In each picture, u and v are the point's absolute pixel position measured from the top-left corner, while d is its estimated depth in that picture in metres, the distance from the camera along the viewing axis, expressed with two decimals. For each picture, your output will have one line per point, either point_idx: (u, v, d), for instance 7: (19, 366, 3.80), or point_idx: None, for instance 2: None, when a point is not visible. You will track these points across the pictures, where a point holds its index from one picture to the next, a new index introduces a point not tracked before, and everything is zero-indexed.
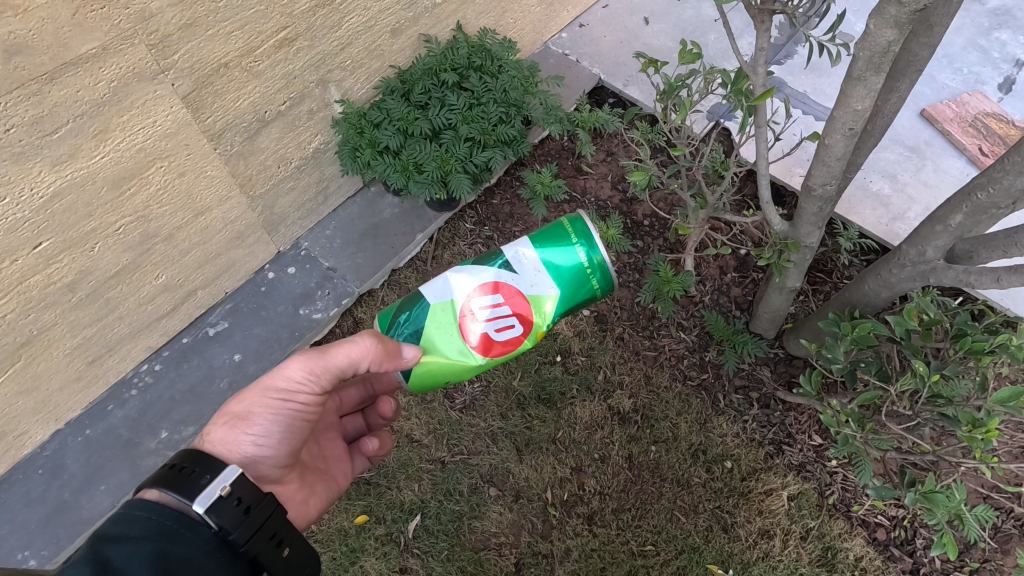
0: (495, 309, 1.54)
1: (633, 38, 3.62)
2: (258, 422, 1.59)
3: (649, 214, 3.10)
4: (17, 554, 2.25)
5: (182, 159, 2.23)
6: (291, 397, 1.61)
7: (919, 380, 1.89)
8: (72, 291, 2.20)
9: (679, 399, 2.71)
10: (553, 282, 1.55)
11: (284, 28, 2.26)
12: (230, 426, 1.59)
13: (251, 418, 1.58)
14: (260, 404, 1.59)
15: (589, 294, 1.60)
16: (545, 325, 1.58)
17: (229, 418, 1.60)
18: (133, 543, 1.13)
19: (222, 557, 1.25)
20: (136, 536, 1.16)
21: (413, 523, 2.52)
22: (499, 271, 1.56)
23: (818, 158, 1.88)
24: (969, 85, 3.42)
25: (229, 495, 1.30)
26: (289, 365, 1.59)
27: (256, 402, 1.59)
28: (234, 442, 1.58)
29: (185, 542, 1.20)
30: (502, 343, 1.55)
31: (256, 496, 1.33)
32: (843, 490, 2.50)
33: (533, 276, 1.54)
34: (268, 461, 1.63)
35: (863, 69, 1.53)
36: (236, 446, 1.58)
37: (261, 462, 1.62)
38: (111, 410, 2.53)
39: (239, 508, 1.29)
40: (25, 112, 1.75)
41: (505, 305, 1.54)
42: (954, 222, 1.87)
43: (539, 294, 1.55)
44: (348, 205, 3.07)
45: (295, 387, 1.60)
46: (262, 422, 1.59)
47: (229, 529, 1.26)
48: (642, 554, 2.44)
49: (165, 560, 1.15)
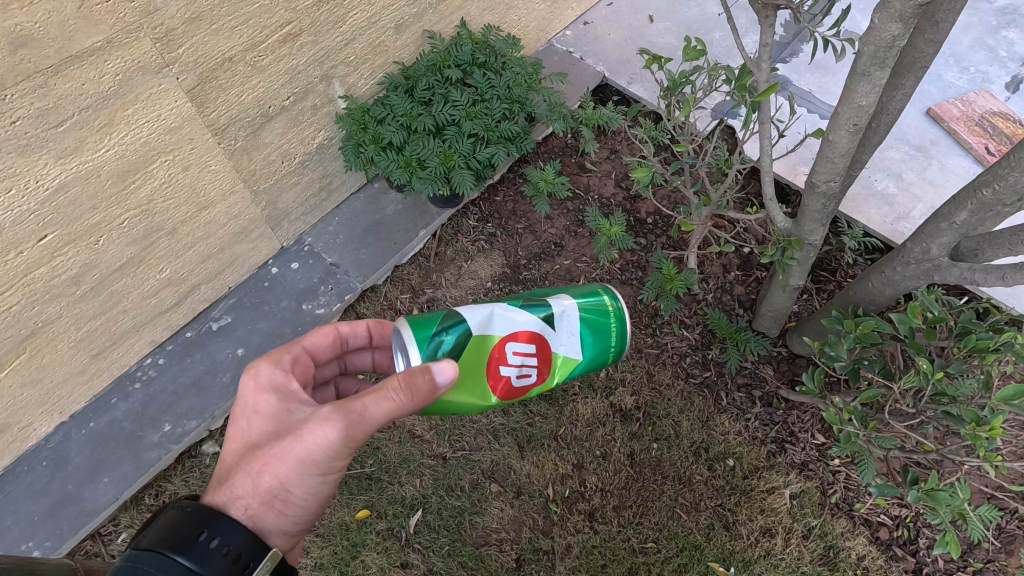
0: (524, 358, 1.53)
1: (637, 35, 3.61)
2: (291, 493, 1.39)
3: (653, 212, 3.10)
4: (21, 546, 2.26)
5: (186, 153, 2.24)
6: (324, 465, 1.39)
7: (922, 378, 1.88)
8: (77, 284, 2.21)
9: (681, 396, 2.70)
10: (582, 342, 1.60)
11: (289, 22, 2.27)
12: (266, 504, 1.38)
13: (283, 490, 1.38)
14: (292, 475, 1.37)
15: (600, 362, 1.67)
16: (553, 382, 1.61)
17: (254, 491, 1.37)
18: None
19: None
20: None
21: (415, 518, 2.52)
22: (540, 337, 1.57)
23: (822, 154, 1.87)
24: (975, 84, 3.40)
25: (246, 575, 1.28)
26: (321, 431, 1.32)
27: (291, 474, 1.37)
28: (271, 517, 1.40)
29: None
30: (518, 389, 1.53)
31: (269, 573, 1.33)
32: (846, 489, 2.49)
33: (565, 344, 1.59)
34: (294, 526, 1.47)
35: (867, 65, 1.52)
36: (276, 517, 1.41)
37: (298, 520, 1.48)
38: (115, 403, 2.54)
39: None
40: (30, 105, 1.76)
41: (536, 354, 1.54)
42: (959, 220, 1.86)
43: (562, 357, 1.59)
44: (351, 201, 3.08)
45: (332, 454, 1.36)
46: (294, 493, 1.39)
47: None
48: (643, 551, 2.43)
49: None
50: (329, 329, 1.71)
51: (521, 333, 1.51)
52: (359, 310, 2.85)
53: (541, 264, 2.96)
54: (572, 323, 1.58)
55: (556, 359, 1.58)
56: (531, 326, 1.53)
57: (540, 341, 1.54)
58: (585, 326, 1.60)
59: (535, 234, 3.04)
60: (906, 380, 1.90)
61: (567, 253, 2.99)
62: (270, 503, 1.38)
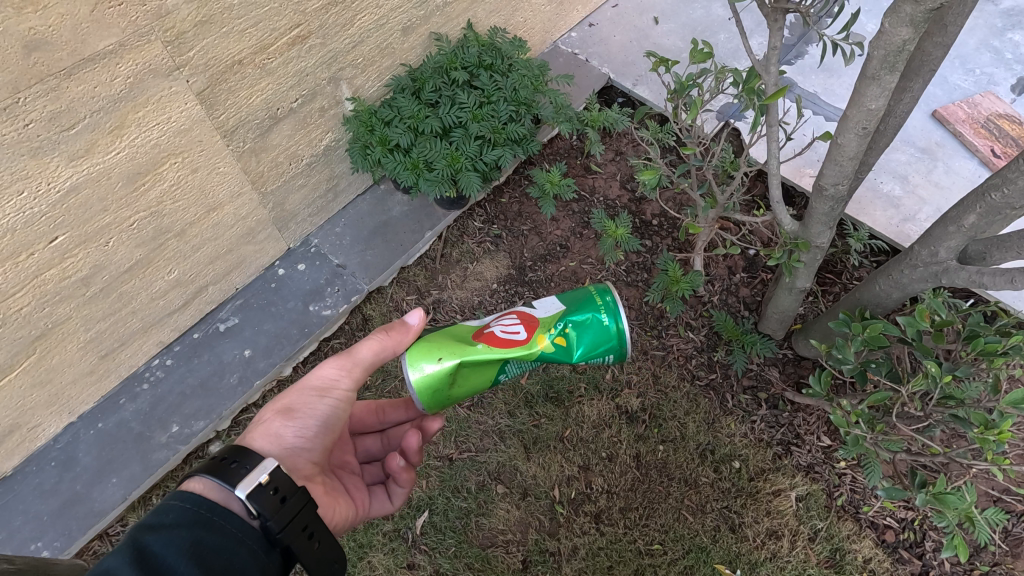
0: (508, 320, 1.70)
1: (642, 37, 3.61)
2: (300, 415, 1.63)
3: (658, 214, 3.10)
4: (30, 545, 2.28)
5: (195, 155, 2.25)
6: (327, 391, 1.66)
7: (931, 381, 1.87)
8: (87, 285, 2.22)
9: (687, 398, 2.71)
10: (562, 302, 1.72)
11: (298, 25, 2.27)
12: (272, 421, 1.61)
13: (292, 410, 1.62)
14: (299, 398, 1.64)
15: (595, 327, 1.66)
16: (548, 332, 1.64)
17: (270, 415, 1.63)
18: (168, 532, 1.15)
19: (254, 544, 1.25)
20: (170, 525, 1.17)
21: (421, 519, 2.53)
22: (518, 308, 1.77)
23: (830, 157, 1.87)
24: (981, 86, 3.40)
25: (266, 485, 1.31)
26: (323, 363, 1.67)
27: (297, 399, 1.65)
28: (269, 436, 1.58)
29: (219, 531, 1.21)
30: (504, 337, 1.63)
31: (290, 486, 1.34)
32: (852, 492, 2.49)
33: (542, 307, 1.73)
34: (303, 455, 1.60)
35: (878, 69, 1.52)
36: (274, 439, 1.57)
37: (297, 456, 1.59)
38: (123, 403, 2.55)
39: (273, 496, 1.30)
40: (43, 107, 1.77)
41: (516, 318, 1.70)
42: (967, 223, 1.86)
43: (544, 314, 1.69)
44: (357, 203, 3.09)
45: (332, 378, 1.66)
46: (303, 415, 1.63)
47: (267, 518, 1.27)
48: (649, 553, 2.43)
49: (199, 545, 1.16)
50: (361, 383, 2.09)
51: (506, 313, 1.75)
52: (365, 311, 2.86)
53: (546, 266, 2.97)
54: (551, 299, 1.76)
55: (542, 319, 1.68)
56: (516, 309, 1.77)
57: (522, 312, 1.73)
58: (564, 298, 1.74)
59: (540, 236, 3.05)
60: (914, 383, 1.89)
61: (572, 255, 2.99)
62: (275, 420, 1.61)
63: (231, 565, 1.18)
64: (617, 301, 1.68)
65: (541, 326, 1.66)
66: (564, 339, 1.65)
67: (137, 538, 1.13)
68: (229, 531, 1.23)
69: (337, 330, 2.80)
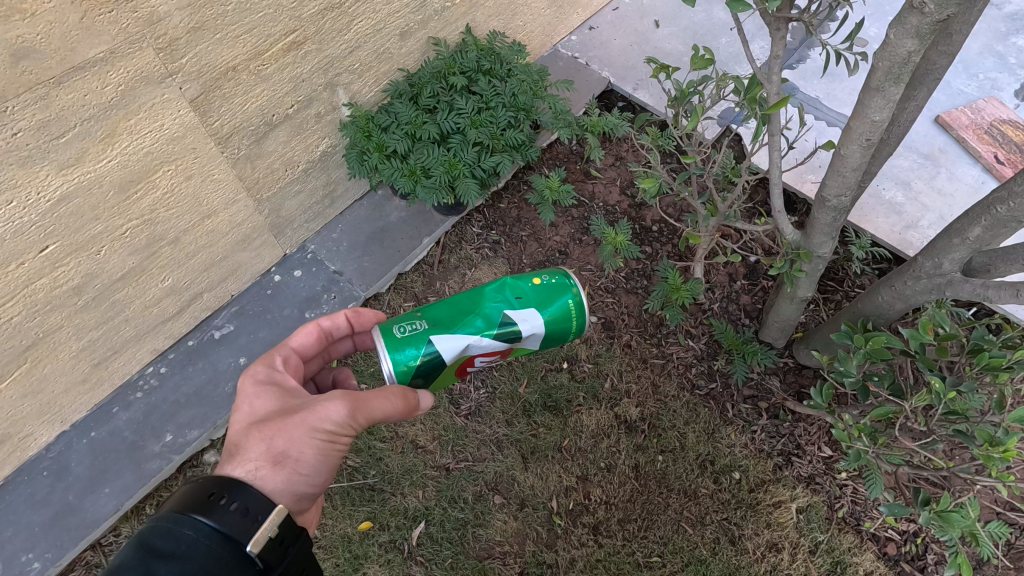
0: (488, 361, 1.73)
1: (643, 41, 3.58)
2: (309, 465, 1.43)
3: (658, 220, 3.07)
4: (21, 557, 2.25)
5: (189, 163, 2.22)
6: (337, 440, 1.45)
7: (934, 397, 1.84)
8: (79, 294, 2.19)
9: (687, 408, 2.68)
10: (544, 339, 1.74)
11: (294, 31, 2.24)
12: (275, 470, 1.39)
13: (302, 461, 1.41)
14: (309, 446, 1.41)
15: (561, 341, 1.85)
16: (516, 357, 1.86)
17: (273, 460, 1.39)
18: (182, 564, 1.15)
19: None
20: (183, 557, 1.17)
21: (418, 530, 2.50)
22: (510, 340, 1.66)
23: (833, 168, 1.84)
24: (984, 91, 3.37)
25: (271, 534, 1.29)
26: (327, 405, 1.42)
27: (305, 450, 1.41)
28: (277, 486, 1.40)
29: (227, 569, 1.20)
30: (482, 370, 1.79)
31: (294, 535, 1.35)
32: (854, 504, 2.46)
33: (530, 343, 1.71)
34: (307, 495, 1.50)
35: (882, 80, 1.49)
36: (282, 490, 1.41)
37: (300, 497, 1.48)
38: (116, 412, 2.53)
39: (277, 547, 1.30)
40: (32, 116, 1.74)
41: (500, 356, 1.72)
42: (972, 235, 1.83)
43: (526, 351, 1.76)
44: (354, 208, 3.06)
45: (344, 431, 1.45)
46: (313, 465, 1.43)
47: (269, 567, 1.28)
48: (648, 566, 2.41)
49: None
50: (312, 327, 1.73)
51: (492, 351, 1.68)
52: None
53: None
54: (540, 335, 1.68)
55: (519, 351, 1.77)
56: (502, 344, 1.67)
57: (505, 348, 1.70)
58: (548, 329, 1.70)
59: (539, 242, 3.02)
60: (917, 399, 1.86)
61: (571, 262, 2.96)
62: (279, 472, 1.39)
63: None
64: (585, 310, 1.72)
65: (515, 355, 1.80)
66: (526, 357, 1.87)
67: (152, 567, 1.12)
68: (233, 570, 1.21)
69: None
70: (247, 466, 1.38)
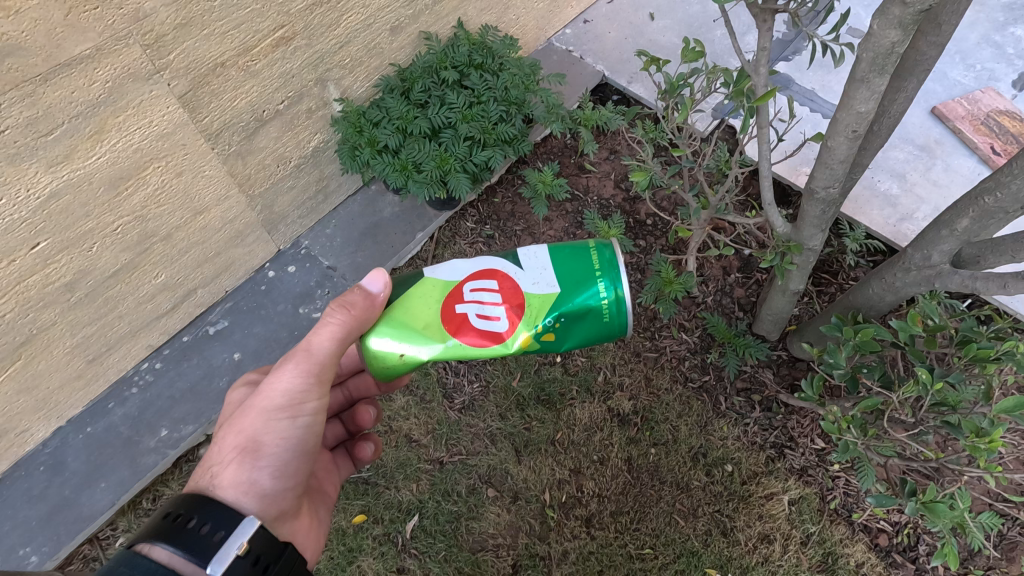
0: (483, 292, 1.47)
1: (638, 34, 3.57)
2: (268, 451, 1.51)
3: (652, 214, 3.07)
4: (18, 551, 2.28)
5: (180, 159, 2.23)
6: (294, 408, 1.54)
7: (922, 388, 1.84)
8: (71, 290, 2.21)
9: (680, 401, 2.68)
10: (557, 276, 1.46)
11: (282, 26, 2.25)
12: (239, 458, 1.48)
13: (262, 446, 1.50)
14: (266, 427, 1.51)
15: (595, 314, 1.45)
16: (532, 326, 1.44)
17: (237, 451, 1.49)
18: None
19: None
20: None
21: (411, 524, 2.52)
22: (506, 264, 1.50)
23: (820, 161, 1.84)
24: (982, 82, 3.35)
25: (246, 554, 1.26)
26: (275, 383, 1.52)
27: (257, 424, 1.51)
28: (241, 480, 1.46)
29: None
30: (480, 332, 1.44)
31: (273, 554, 1.32)
32: (845, 495, 2.47)
33: (536, 273, 1.47)
34: (281, 487, 1.55)
35: (866, 71, 1.49)
36: (247, 487, 1.46)
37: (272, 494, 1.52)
38: (112, 408, 2.55)
39: (253, 566, 1.26)
40: (19, 114, 1.75)
41: (498, 292, 1.47)
42: (961, 227, 1.83)
43: (537, 291, 1.45)
44: (349, 203, 3.07)
45: (296, 394, 1.53)
46: (272, 449, 1.51)
47: None
48: (640, 558, 2.42)
49: None
50: None
51: (482, 273, 1.49)
52: None
53: None
54: (544, 263, 1.48)
55: (528, 303, 1.44)
56: (495, 265, 1.51)
57: (506, 280, 1.48)
58: (562, 270, 1.46)
59: (533, 236, 3.02)
60: (904, 390, 1.86)
61: None
62: (241, 459, 1.48)
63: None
64: (616, 261, 1.45)
65: (526, 315, 1.44)
66: (551, 330, 1.45)
67: None
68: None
69: None
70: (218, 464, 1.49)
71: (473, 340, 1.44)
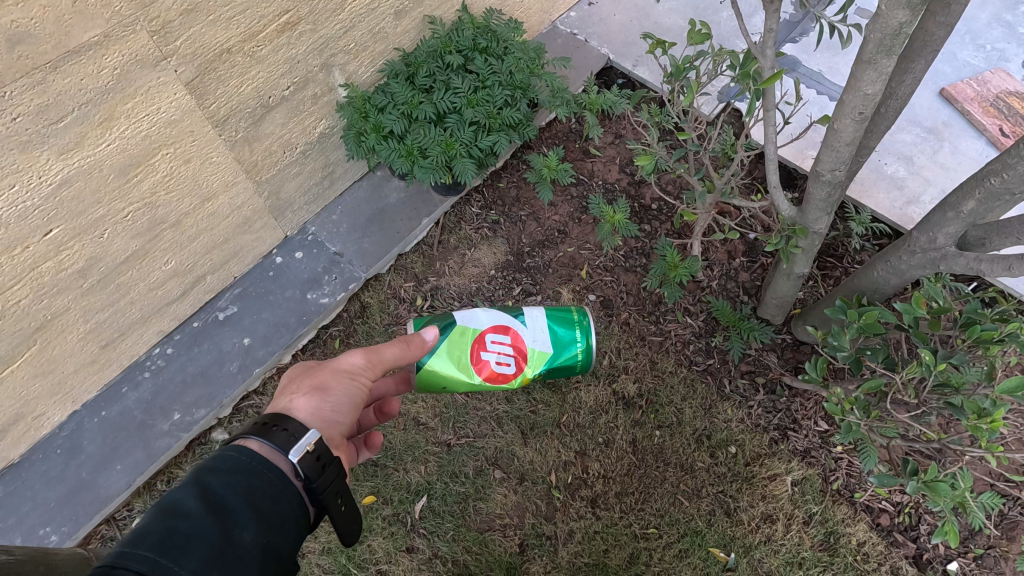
0: (502, 345, 2.04)
1: (643, 16, 3.54)
2: (335, 396, 1.61)
3: (657, 198, 3.08)
4: (39, 530, 2.34)
5: (188, 146, 2.25)
6: (358, 377, 1.67)
7: (926, 369, 1.85)
8: (84, 277, 2.24)
9: (684, 384, 2.71)
10: (550, 337, 2.10)
11: (287, 11, 2.24)
12: (309, 396, 1.57)
13: (330, 391, 1.60)
14: (334, 379, 1.62)
15: (570, 366, 2.14)
16: (530, 373, 2.09)
17: (306, 391, 1.58)
18: (227, 477, 1.25)
19: (294, 499, 1.33)
20: (229, 471, 1.27)
21: (420, 504, 2.56)
22: (514, 322, 2.06)
23: (827, 143, 1.83)
24: (992, 62, 3.31)
25: (312, 452, 1.39)
26: (349, 352, 1.69)
27: (327, 378, 1.62)
28: (308, 409, 1.56)
29: (268, 482, 1.30)
30: (498, 374, 2.03)
31: (331, 456, 1.43)
32: (848, 476, 2.50)
33: (536, 332, 2.08)
34: (341, 429, 1.61)
35: (873, 53, 1.48)
36: (314, 413, 1.56)
37: (334, 430, 1.59)
38: (125, 392, 2.60)
39: (316, 461, 1.38)
40: (30, 101, 1.76)
41: (510, 345, 2.05)
42: (966, 209, 1.83)
43: (536, 347, 2.07)
44: (354, 189, 3.08)
45: (363, 369, 1.68)
46: (338, 396, 1.61)
47: (311, 480, 1.37)
48: (645, 537, 2.47)
49: (251, 493, 1.25)
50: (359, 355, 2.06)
51: (498, 327, 2.04)
52: (363, 299, 2.89)
53: (544, 252, 2.97)
54: (541, 325, 2.09)
55: (530, 353, 2.07)
56: (506, 320, 2.06)
57: (516, 333, 2.07)
58: (552, 331, 2.10)
59: (538, 222, 3.04)
60: (908, 371, 1.87)
61: (571, 241, 2.99)
62: (312, 393, 1.58)
63: (279, 513, 1.28)
64: (591, 324, 2.15)
65: (529, 361, 2.08)
66: (540, 374, 2.11)
67: (201, 478, 1.23)
68: (276, 481, 1.31)
69: (335, 318, 2.83)
70: (286, 400, 1.57)
71: (491, 379, 2.04)
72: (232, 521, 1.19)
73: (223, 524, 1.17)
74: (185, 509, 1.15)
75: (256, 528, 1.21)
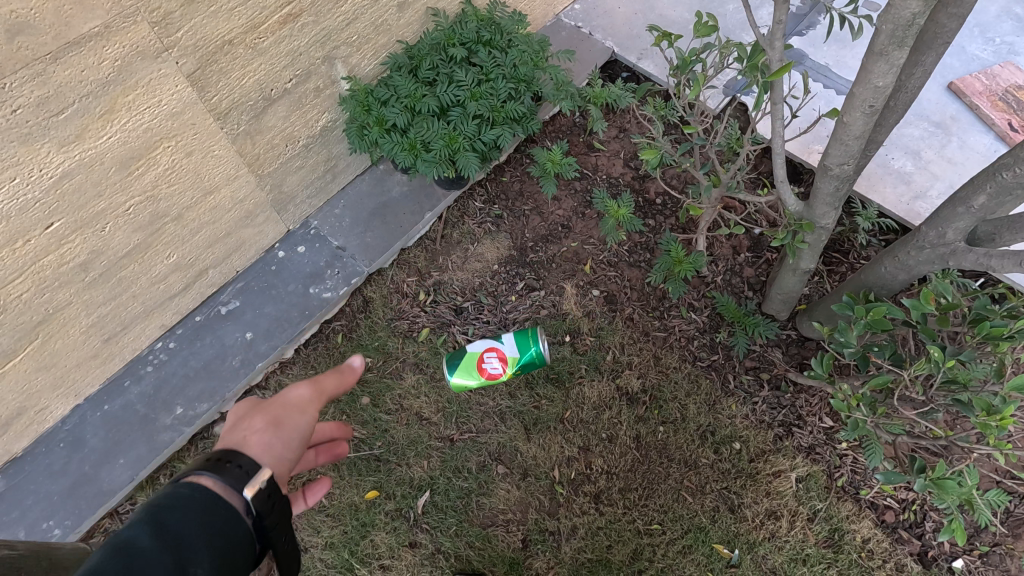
0: (491, 361, 2.49)
1: (648, 9, 3.50)
2: (286, 432, 1.44)
3: (662, 192, 3.05)
4: (42, 524, 2.34)
5: (190, 139, 2.23)
6: (307, 412, 1.52)
7: (934, 366, 1.83)
8: (86, 270, 2.23)
9: (688, 379, 2.69)
10: (517, 344, 2.48)
11: (289, 2, 2.22)
12: (260, 433, 1.40)
13: (280, 426, 1.44)
14: (281, 414, 1.47)
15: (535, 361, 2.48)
16: (512, 371, 2.50)
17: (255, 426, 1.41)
18: (180, 512, 1.10)
19: (246, 538, 1.19)
20: (179, 506, 1.12)
21: (422, 500, 2.55)
22: (497, 343, 2.51)
23: (836, 137, 1.81)
24: (1001, 56, 3.27)
25: (264, 485, 1.26)
26: (294, 386, 1.55)
27: (274, 413, 1.47)
28: (260, 445, 1.38)
29: (223, 517, 1.16)
30: (491, 373, 2.50)
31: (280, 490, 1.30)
32: (853, 473, 2.49)
33: (510, 345, 2.49)
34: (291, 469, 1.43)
35: (885, 44, 1.45)
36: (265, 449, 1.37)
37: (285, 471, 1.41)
38: (128, 386, 2.60)
39: (269, 496, 1.25)
40: (30, 93, 1.74)
41: (495, 355, 2.49)
42: (977, 204, 1.80)
43: (510, 350, 2.48)
44: (357, 183, 3.07)
45: (310, 405, 1.54)
46: (290, 432, 1.45)
47: (263, 518, 1.23)
48: (649, 533, 2.46)
49: (206, 529, 1.11)
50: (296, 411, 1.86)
51: (489, 348, 2.51)
52: (366, 294, 2.88)
53: (547, 247, 2.96)
54: (512, 341, 2.50)
55: (509, 358, 2.48)
56: (489, 342, 2.52)
57: (497, 350, 2.50)
58: (519, 337, 2.49)
59: (542, 216, 3.02)
60: (916, 368, 1.85)
61: (574, 235, 2.97)
62: (266, 428, 1.42)
63: (233, 549, 1.14)
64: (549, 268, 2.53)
65: (509, 364, 2.49)
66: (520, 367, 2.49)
67: (147, 513, 1.08)
68: (230, 516, 1.17)
69: (338, 312, 2.84)
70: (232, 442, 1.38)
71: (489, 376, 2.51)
72: (187, 555, 1.05)
73: (178, 557, 1.03)
74: (132, 546, 1.00)
75: (212, 566, 1.07)
